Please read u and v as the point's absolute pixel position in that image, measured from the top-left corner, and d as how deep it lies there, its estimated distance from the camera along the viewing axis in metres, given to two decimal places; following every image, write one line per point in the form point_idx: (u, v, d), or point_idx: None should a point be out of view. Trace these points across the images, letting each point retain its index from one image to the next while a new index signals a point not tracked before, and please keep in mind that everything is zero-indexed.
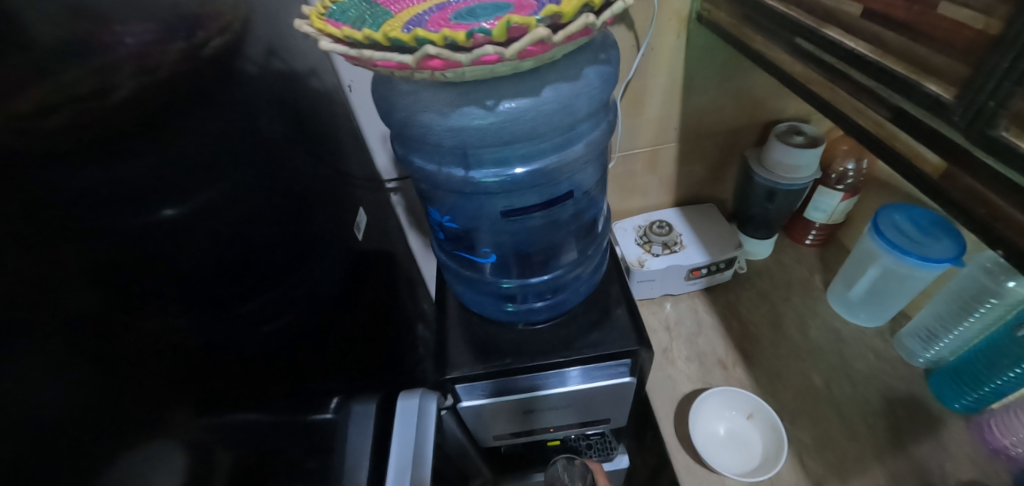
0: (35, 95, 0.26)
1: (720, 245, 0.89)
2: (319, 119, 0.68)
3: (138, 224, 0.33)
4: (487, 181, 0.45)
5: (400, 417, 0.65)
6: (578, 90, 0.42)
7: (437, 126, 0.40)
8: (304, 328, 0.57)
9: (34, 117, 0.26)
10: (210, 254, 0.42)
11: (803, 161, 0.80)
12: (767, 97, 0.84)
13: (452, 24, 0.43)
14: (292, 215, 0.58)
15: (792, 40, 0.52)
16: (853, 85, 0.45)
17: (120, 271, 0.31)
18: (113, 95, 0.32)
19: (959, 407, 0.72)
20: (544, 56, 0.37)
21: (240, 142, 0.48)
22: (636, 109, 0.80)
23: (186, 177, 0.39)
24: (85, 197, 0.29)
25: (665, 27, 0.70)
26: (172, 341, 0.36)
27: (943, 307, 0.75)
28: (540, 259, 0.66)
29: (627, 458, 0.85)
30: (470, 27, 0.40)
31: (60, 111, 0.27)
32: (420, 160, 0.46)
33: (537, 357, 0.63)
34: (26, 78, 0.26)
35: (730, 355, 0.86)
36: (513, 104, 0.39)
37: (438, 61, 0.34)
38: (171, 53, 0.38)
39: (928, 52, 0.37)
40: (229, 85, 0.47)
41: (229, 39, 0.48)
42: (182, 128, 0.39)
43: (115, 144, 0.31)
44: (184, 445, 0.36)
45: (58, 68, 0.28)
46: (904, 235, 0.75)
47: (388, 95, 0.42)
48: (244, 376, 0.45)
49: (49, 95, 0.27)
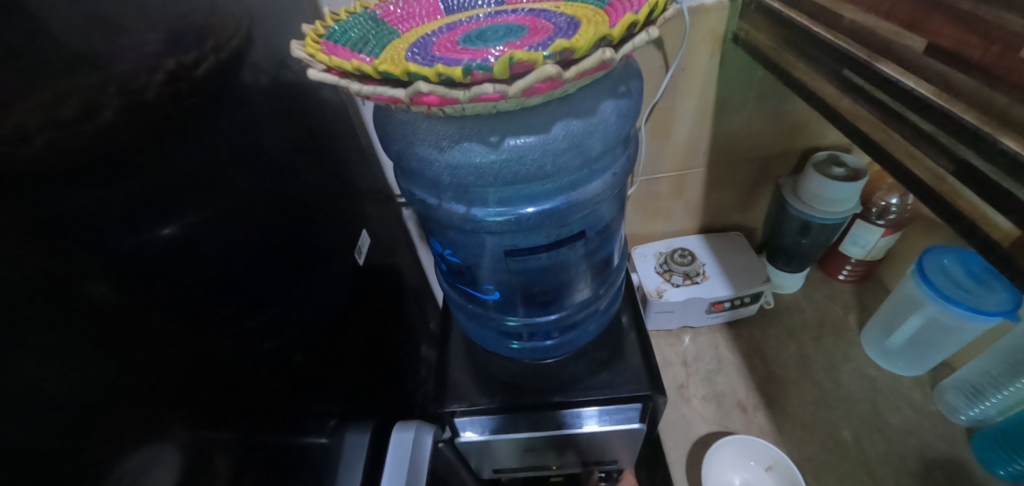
0: (12, 120, 0.24)
1: (746, 278, 0.83)
2: (329, 132, 0.66)
3: (135, 242, 0.32)
4: (490, 220, 0.41)
5: (394, 452, 0.60)
6: (593, 127, 0.37)
7: (435, 161, 0.38)
8: (308, 351, 0.55)
9: (13, 142, 0.24)
10: (215, 274, 0.40)
11: (842, 194, 0.74)
12: (806, 123, 0.78)
13: (458, 48, 0.39)
14: (295, 236, 0.55)
15: (840, 71, 0.47)
16: (911, 129, 0.39)
17: (114, 291, 0.30)
18: (99, 118, 0.30)
19: (1004, 474, 0.65)
20: (554, 92, 0.33)
21: (247, 164, 0.46)
22: (662, 132, 0.75)
23: (185, 195, 0.37)
24: (74, 219, 0.27)
25: (698, 47, 0.65)
26: (168, 362, 0.34)
27: (992, 364, 0.68)
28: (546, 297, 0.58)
29: None
30: (478, 55, 0.37)
31: (40, 135, 0.25)
32: (419, 191, 0.43)
33: (539, 395, 0.60)
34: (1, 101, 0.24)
35: (751, 397, 0.80)
36: (520, 141, 0.35)
37: (433, 98, 0.30)
38: (164, 71, 0.36)
39: (1006, 100, 0.31)
40: (231, 102, 0.45)
41: (230, 54, 0.45)
42: (178, 149, 0.37)
43: (107, 171, 0.30)
44: (179, 463, 0.34)
45: (32, 91, 0.25)
46: (952, 281, 0.68)
47: (386, 124, 0.40)
48: (245, 396, 0.43)
49: (25, 118, 0.25)
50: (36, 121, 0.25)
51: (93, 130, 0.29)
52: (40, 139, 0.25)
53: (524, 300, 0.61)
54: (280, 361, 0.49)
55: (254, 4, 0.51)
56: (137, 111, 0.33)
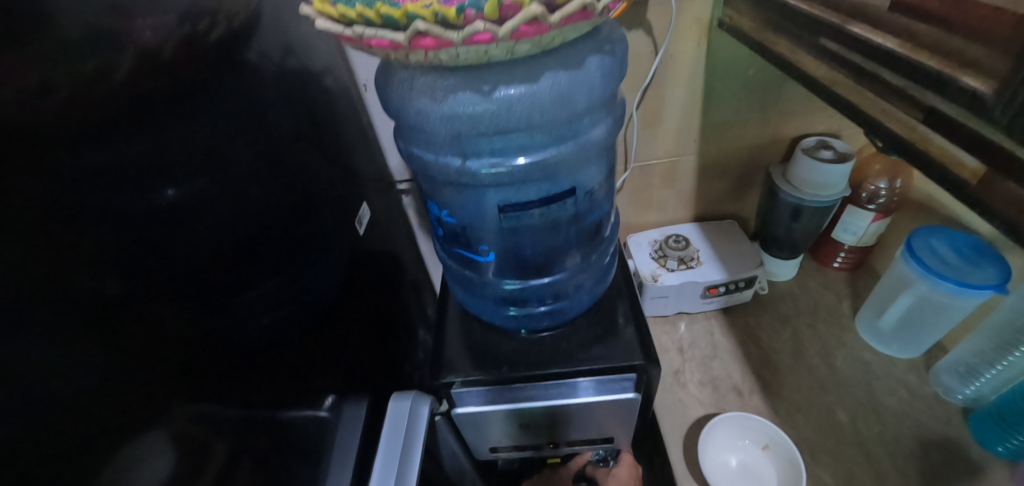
0: (39, 72, 0.26)
1: (740, 263, 0.85)
2: (330, 114, 0.68)
3: (143, 205, 0.33)
4: (483, 173, 0.44)
5: (390, 422, 0.60)
6: (579, 80, 0.40)
7: (431, 112, 0.40)
8: (307, 320, 0.57)
9: (41, 91, 0.26)
10: (217, 233, 0.42)
11: (832, 178, 0.76)
12: (794, 111, 0.80)
13: None
14: (296, 208, 0.57)
15: (817, 41, 0.49)
16: (882, 87, 0.41)
17: (119, 245, 0.30)
18: (109, 65, 0.31)
19: (1002, 451, 0.65)
20: (542, 41, 0.35)
21: (248, 129, 0.48)
22: (654, 119, 0.77)
23: (188, 158, 0.39)
24: (90, 178, 0.28)
25: (685, 34, 0.68)
26: (168, 332, 0.34)
27: (985, 342, 0.68)
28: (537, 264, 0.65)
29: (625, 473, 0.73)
30: None
31: (62, 89, 0.27)
32: (417, 149, 0.45)
33: (534, 367, 0.60)
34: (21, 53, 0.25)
35: (746, 382, 0.80)
36: (512, 91, 0.38)
37: (429, 40, 0.33)
38: (173, 32, 0.39)
39: (966, 44, 0.33)
40: (235, 70, 0.47)
41: (236, 25, 0.48)
42: (186, 107, 0.39)
43: (117, 130, 0.31)
44: (179, 442, 0.35)
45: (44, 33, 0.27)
46: (942, 260, 0.69)
47: (386, 82, 0.42)
48: (242, 370, 0.43)
49: (50, 72, 0.27)
50: (56, 74, 0.27)
51: (104, 79, 0.31)
52: (60, 91, 0.27)
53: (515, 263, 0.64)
54: (278, 330, 0.50)
55: None
56: (148, 65, 0.35)
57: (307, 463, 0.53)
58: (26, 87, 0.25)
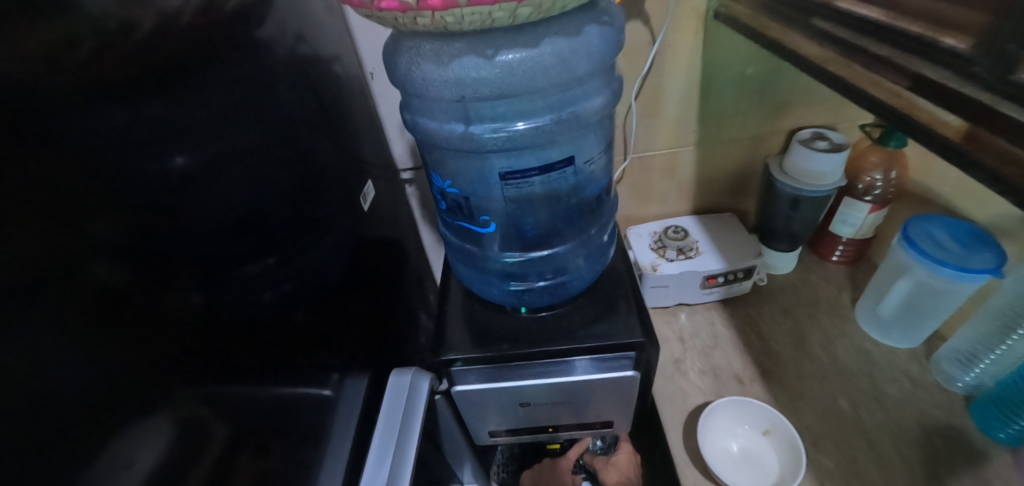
0: (63, 26, 0.28)
1: (739, 253, 0.86)
2: (339, 99, 0.71)
3: (153, 169, 0.34)
4: (486, 137, 0.47)
5: (391, 395, 0.60)
6: (577, 46, 0.44)
7: (435, 77, 0.43)
8: (313, 292, 0.58)
9: (63, 46, 0.28)
10: (228, 199, 0.43)
11: (829, 167, 0.77)
12: (790, 103, 0.82)
13: None
14: (304, 186, 0.59)
15: (808, 22, 0.51)
16: (869, 57, 0.43)
17: (127, 207, 0.31)
18: (130, 25, 0.34)
19: (1004, 437, 0.65)
20: (543, 4, 0.37)
21: (260, 102, 0.50)
22: (653, 109, 0.79)
23: (197, 127, 0.40)
24: (101, 136, 0.30)
25: (683, 24, 0.71)
26: (172, 304, 0.35)
27: (984, 327, 0.69)
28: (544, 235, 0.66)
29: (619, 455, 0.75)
30: None
31: (84, 45, 0.29)
32: (421, 117, 0.48)
33: (535, 344, 0.61)
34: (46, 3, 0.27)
35: (747, 370, 0.80)
36: (512, 55, 0.41)
37: (437, 0, 0.34)
38: (192, 2, 0.41)
39: (946, 7, 0.35)
40: (248, 44, 0.49)
41: (251, 4, 0.50)
42: (202, 74, 0.41)
43: (130, 92, 0.33)
44: (183, 421, 0.35)
45: None
46: (940, 246, 0.70)
47: (393, 52, 0.45)
48: (244, 348, 0.44)
49: (75, 27, 0.29)
50: (82, 27, 0.29)
51: (125, 37, 0.33)
52: (85, 44, 0.29)
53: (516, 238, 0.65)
54: (282, 304, 0.51)
55: None
56: (166, 29, 0.37)
57: (307, 443, 0.53)
58: (50, 39, 0.27)
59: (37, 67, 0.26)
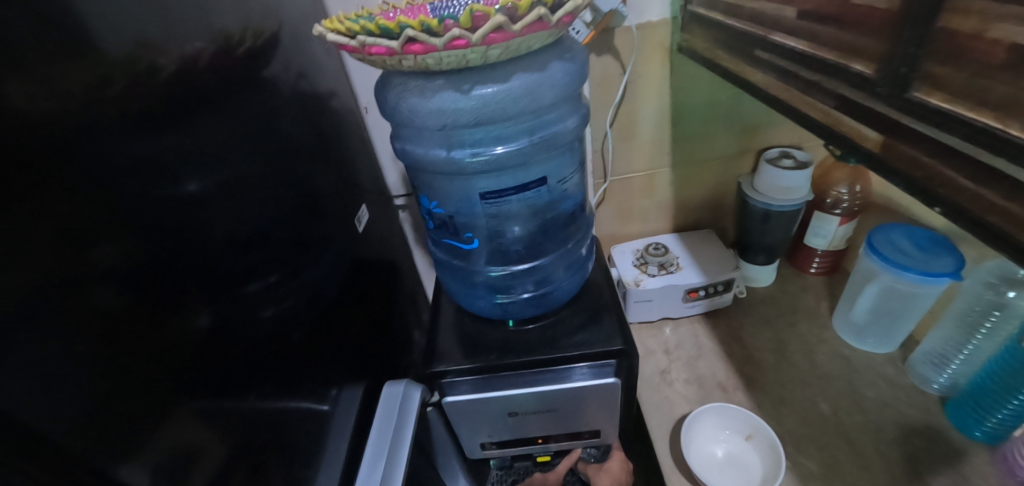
0: (98, 75, 0.34)
1: (718, 267, 0.90)
2: (337, 132, 0.77)
3: (165, 195, 0.39)
4: (467, 160, 0.54)
5: (384, 404, 0.63)
6: (542, 79, 0.50)
7: (420, 108, 0.49)
8: (311, 308, 0.62)
9: (96, 90, 0.33)
10: (236, 221, 0.49)
11: (795, 183, 0.82)
12: (756, 125, 0.88)
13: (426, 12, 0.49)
14: (304, 210, 0.64)
15: (752, 52, 0.57)
16: (799, 81, 0.49)
17: (143, 228, 0.36)
18: (155, 72, 0.40)
19: (980, 435, 0.67)
20: (509, 46, 0.43)
21: (265, 134, 0.56)
22: (628, 134, 0.85)
23: (208, 158, 0.45)
24: (123, 167, 0.35)
25: (650, 57, 0.77)
26: (178, 318, 0.39)
27: (951, 328, 0.72)
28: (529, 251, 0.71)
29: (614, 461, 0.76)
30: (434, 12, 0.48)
31: (116, 89, 0.35)
32: (410, 145, 0.55)
33: (520, 354, 0.64)
34: (84, 57, 0.33)
35: (731, 378, 0.82)
36: (485, 90, 0.47)
37: (418, 46, 0.40)
38: (207, 50, 0.47)
39: (852, 37, 0.41)
40: (256, 83, 0.55)
41: (258, 49, 0.57)
42: (216, 111, 0.47)
43: (150, 129, 0.38)
44: (187, 430, 0.38)
45: (106, 43, 0.35)
46: (902, 253, 0.74)
47: (384, 88, 0.51)
48: (245, 363, 0.47)
49: (107, 74, 0.35)
50: (113, 73, 0.35)
51: (150, 81, 0.39)
52: (116, 86, 0.35)
53: (500, 251, 0.69)
54: (282, 320, 0.55)
55: (282, 17, 0.64)
56: (185, 73, 0.44)
57: (304, 458, 0.55)
58: (88, 85, 0.33)
59: (66, 110, 0.31)
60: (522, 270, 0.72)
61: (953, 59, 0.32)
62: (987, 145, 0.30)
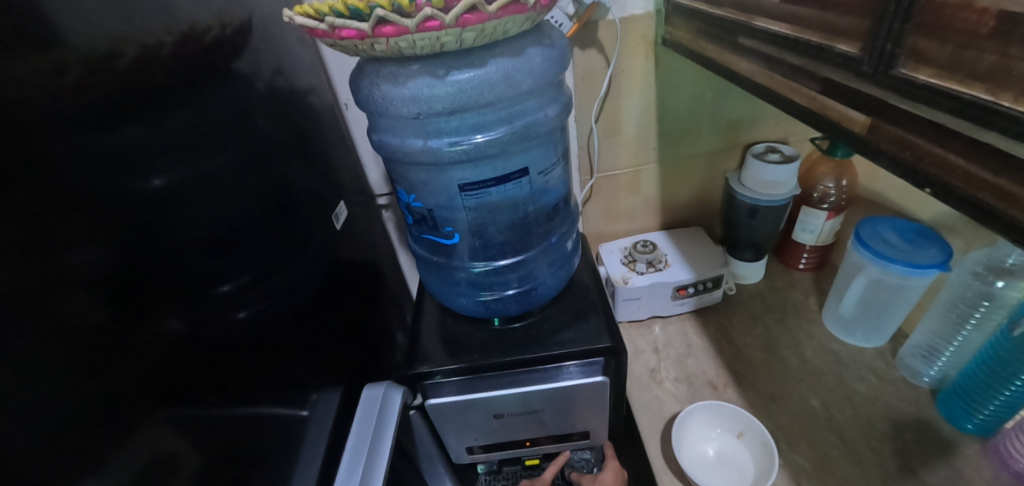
0: (52, 57, 0.31)
1: (706, 263, 0.89)
2: (315, 128, 0.75)
3: (134, 190, 0.36)
4: (444, 150, 0.52)
5: (363, 406, 0.61)
6: (520, 65, 0.50)
7: (394, 94, 0.48)
8: (288, 310, 0.59)
9: (52, 75, 0.31)
10: (207, 216, 0.46)
11: (781, 177, 0.81)
12: (742, 120, 0.87)
13: None
14: (280, 208, 0.61)
15: (736, 40, 0.57)
16: (783, 66, 0.48)
17: (110, 224, 0.33)
18: (118, 59, 0.37)
19: (971, 427, 0.66)
20: (485, 29, 0.41)
21: (237, 127, 0.54)
22: (613, 130, 0.84)
23: (175, 152, 0.42)
24: (87, 158, 0.32)
25: (633, 49, 0.76)
26: (148, 321, 0.36)
27: (940, 321, 0.72)
28: (511, 247, 0.69)
29: (610, 473, 0.71)
30: None
31: (72, 71, 0.32)
32: (386, 136, 0.54)
33: (506, 354, 0.63)
34: (39, 37, 0.31)
35: (721, 376, 0.81)
36: (462, 74, 0.46)
37: (389, 28, 0.39)
38: (175, 37, 0.45)
39: (836, 17, 0.40)
40: (226, 72, 0.53)
41: (228, 40, 0.55)
42: (183, 101, 0.45)
43: (113, 118, 0.35)
44: (156, 444, 0.35)
45: (65, 28, 0.33)
46: (890, 245, 0.73)
47: (358, 76, 0.50)
48: (216, 370, 0.44)
49: (63, 56, 0.32)
50: (71, 57, 0.33)
51: (113, 68, 0.37)
52: (73, 72, 0.33)
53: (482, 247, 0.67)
54: (258, 323, 0.52)
55: (254, 8, 0.62)
56: (150, 61, 0.41)
57: (278, 469, 0.52)
58: (41, 68, 0.30)
59: (6, 94, 0.27)
60: (505, 265, 0.70)
61: (938, 32, 0.32)
62: (978, 120, 0.29)
